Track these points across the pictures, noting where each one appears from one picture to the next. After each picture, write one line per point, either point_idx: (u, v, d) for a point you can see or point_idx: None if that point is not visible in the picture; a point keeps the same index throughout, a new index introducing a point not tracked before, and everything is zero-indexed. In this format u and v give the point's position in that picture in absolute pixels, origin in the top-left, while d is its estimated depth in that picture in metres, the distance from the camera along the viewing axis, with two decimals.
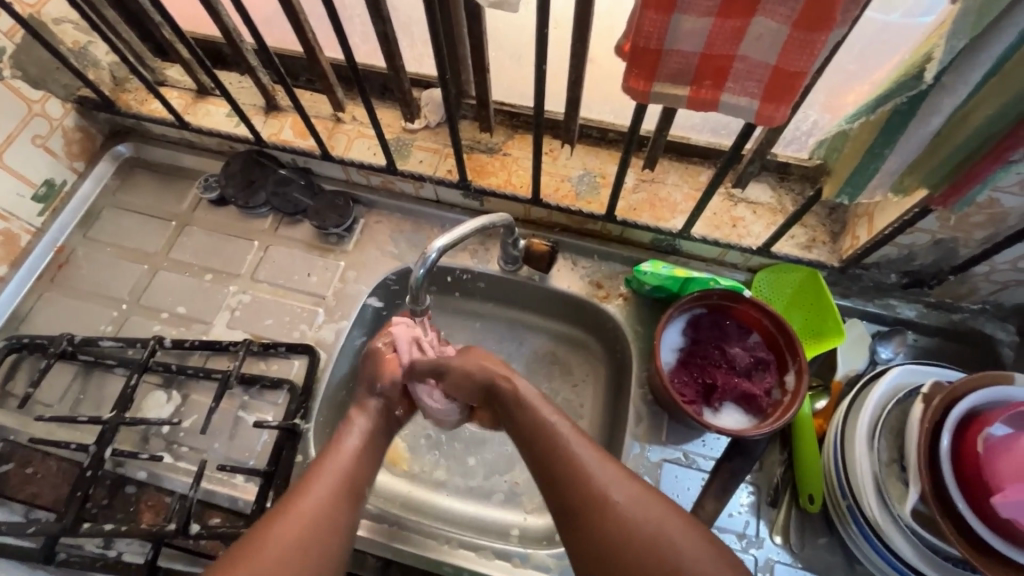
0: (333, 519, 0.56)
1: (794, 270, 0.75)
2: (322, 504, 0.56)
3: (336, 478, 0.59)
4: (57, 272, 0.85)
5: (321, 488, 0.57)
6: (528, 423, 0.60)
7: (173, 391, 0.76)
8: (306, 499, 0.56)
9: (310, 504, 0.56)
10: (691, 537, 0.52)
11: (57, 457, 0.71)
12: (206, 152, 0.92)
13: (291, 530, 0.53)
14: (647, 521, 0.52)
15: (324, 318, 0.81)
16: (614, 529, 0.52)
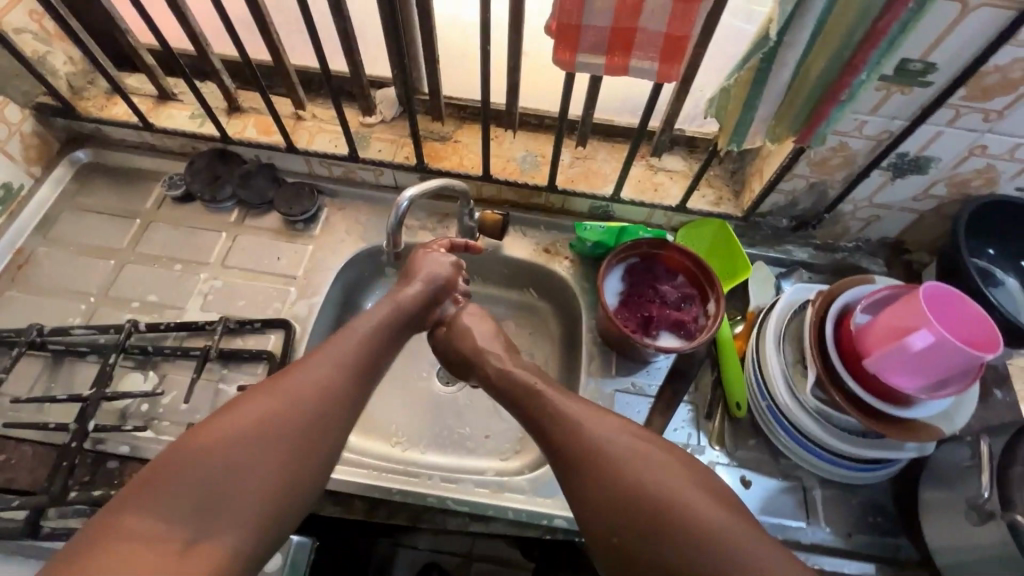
0: (318, 395, 0.55)
1: (710, 222, 0.89)
2: (269, 411, 0.52)
3: (363, 346, 0.62)
4: (17, 271, 0.86)
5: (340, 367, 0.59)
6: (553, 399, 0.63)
7: (149, 371, 0.78)
8: (284, 394, 0.54)
9: (278, 388, 0.55)
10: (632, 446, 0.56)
11: (32, 441, 0.71)
12: (168, 154, 0.97)
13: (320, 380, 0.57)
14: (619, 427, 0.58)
15: (296, 295, 0.86)
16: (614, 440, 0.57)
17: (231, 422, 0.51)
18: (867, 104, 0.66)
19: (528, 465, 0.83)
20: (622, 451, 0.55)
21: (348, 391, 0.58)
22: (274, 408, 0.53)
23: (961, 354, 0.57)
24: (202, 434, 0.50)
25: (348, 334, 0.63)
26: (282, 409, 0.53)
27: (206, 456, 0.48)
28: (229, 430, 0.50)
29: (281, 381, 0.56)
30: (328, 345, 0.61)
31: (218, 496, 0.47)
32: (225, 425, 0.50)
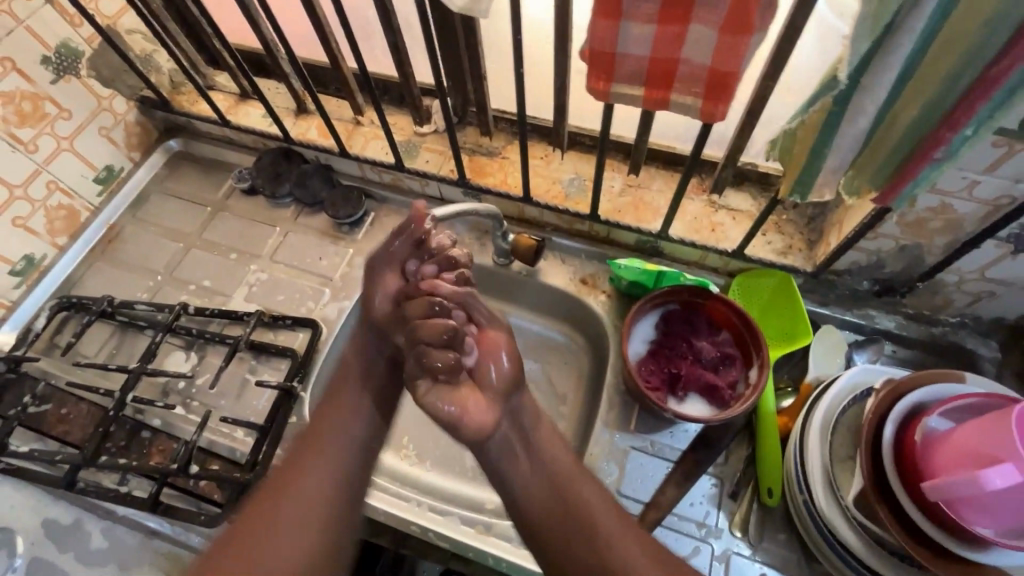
0: (333, 483, 0.55)
1: (786, 282, 0.77)
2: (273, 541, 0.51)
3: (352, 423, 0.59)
4: (107, 245, 0.97)
5: (329, 459, 0.56)
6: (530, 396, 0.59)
7: (192, 352, 0.85)
8: (281, 506, 0.53)
9: (296, 499, 0.53)
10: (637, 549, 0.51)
11: (88, 401, 0.80)
12: (244, 148, 1.04)
13: (306, 498, 0.53)
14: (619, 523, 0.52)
15: (329, 297, 0.89)
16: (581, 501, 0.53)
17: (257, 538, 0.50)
18: (977, 162, 0.53)
19: None
20: (588, 529, 0.52)
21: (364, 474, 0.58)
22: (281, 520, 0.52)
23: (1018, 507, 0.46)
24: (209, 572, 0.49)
25: (345, 411, 0.60)
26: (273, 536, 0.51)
27: (247, 564, 0.49)
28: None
29: (264, 508, 0.52)
30: (328, 418, 0.59)
31: None
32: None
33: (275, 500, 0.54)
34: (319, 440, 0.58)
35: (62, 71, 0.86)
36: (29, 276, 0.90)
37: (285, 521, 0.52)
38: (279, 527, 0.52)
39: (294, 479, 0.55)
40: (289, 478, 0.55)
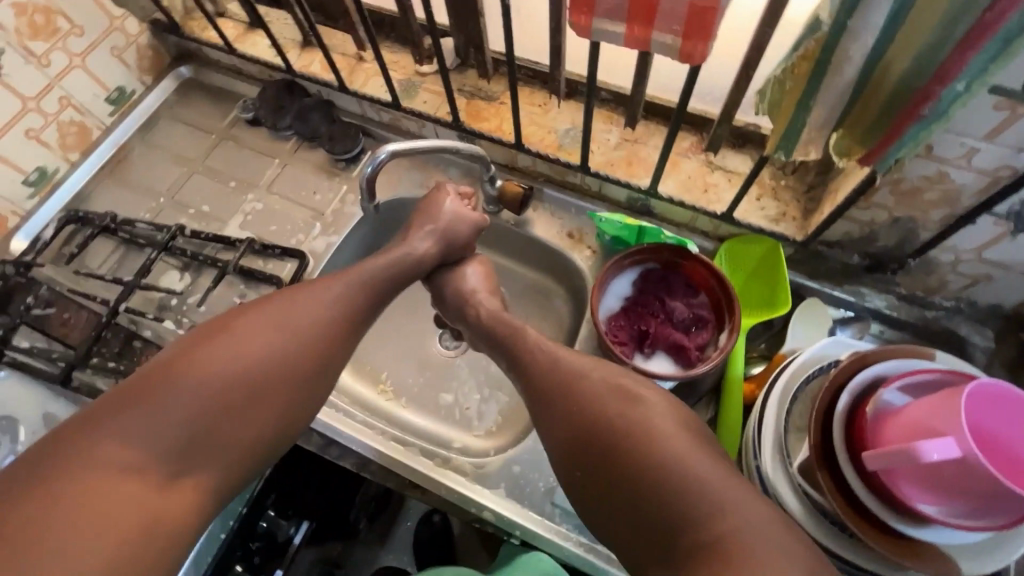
0: (284, 342, 0.58)
1: (774, 249, 0.74)
2: (233, 373, 0.55)
3: (335, 295, 0.64)
4: (116, 165, 1.00)
5: (303, 313, 0.61)
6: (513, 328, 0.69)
7: (187, 273, 0.88)
8: (249, 344, 0.57)
9: (261, 335, 0.58)
10: (649, 418, 0.52)
11: (88, 309, 0.84)
12: (251, 79, 1.05)
13: (262, 342, 0.57)
14: (616, 397, 0.55)
15: (319, 231, 0.91)
16: (597, 411, 0.55)
17: (143, 400, 0.51)
18: (978, 128, 0.50)
19: (494, 449, 0.81)
20: (625, 424, 0.52)
21: (320, 356, 0.60)
22: (244, 360, 0.56)
23: (1014, 500, 0.44)
24: (162, 381, 0.52)
25: (327, 284, 0.64)
26: (232, 368, 0.55)
27: (192, 381, 0.53)
28: (172, 392, 0.51)
29: (220, 342, 0.56)
30: (310, 285, 0.63)
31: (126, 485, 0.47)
32: (180, 389, 0.52)
33: (239, 334, 0.57)
34: (235, 321, 0.59)
35: None
36: (42, 188, 0.94)
37: (238, 358, 0.55)
38: (227, 351, 0.56)
39: (268, 324, 0.59)
40: (264, 321, 0.59)
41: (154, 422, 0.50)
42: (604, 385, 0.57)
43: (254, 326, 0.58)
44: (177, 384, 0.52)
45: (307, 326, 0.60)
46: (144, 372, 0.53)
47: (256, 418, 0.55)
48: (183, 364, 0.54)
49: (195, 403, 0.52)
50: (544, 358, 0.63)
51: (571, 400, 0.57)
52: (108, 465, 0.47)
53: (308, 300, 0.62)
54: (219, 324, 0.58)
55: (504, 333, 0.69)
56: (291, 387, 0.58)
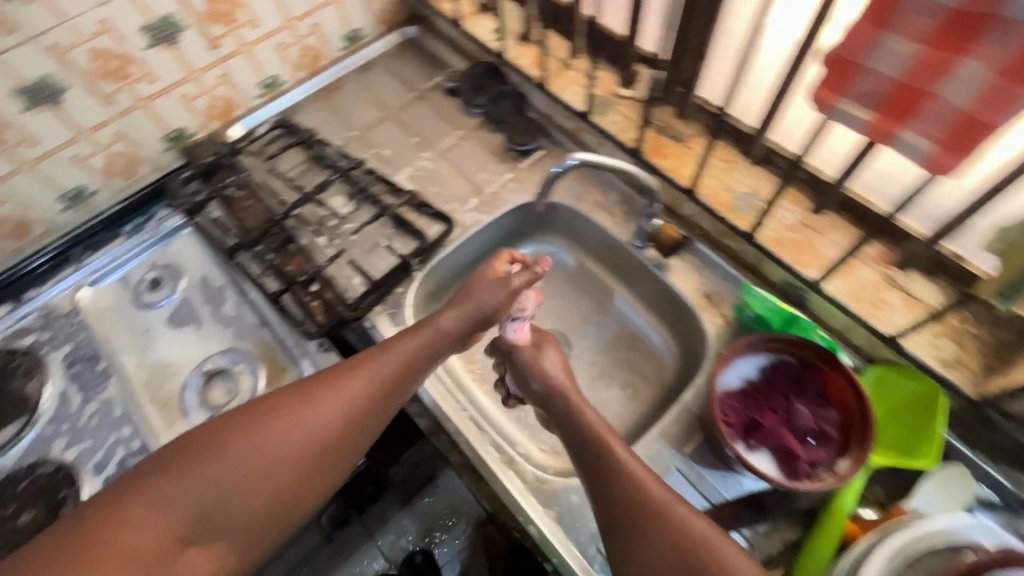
0: (324, 421, 0.61)
1: (935, 395, 0.66)
2: (278, 449, 0.58)
3: (382, 375, 0.65)
4: (328, 92, 1.13)
5: (345, 393, 0.62)
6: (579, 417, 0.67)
7: (351, 202, 0.97)
8: (294, 418, 0.60)
9: (308, 411, 0.60)
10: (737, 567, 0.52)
11: (268, 204, 0.96)
12: (463, 54, 1.13)
13: (310, 417, 0.60)
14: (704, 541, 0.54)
15: (473, 206, 0.96)
16: (661, 556, 0.55)
17: (189, 471, 0.55)
18: None
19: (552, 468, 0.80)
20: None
21: (354, 433, 0.62)
22: (289, 437, 0.59)
23: None
24: (213, 446, 0.57)
25: (381, 358, 0.65)
26: (274, 445, 0.58)
27: (242, 449, 0.57)
28: (223, 460, 0.56)
29: (274, 413, 0.60)
30: (359, 362, 0.65)
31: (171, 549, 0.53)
32: (230, 459, 0.57)
33: (288, 406, 0.61)
34: (290, 397, 0.61)
35: None
36: (269, 92, 1.08)
37: (283, 435, 0.59)
38: (272, 426, 0.59)
39: (315, 400, 0.61)
40: (312, 396, 0.61)
41: (183, 494, 0.55)
42: (688, 521, 0.56)
43: (307, 400, 0.61)
44: (227, 453, 0.57)
45: (375, 380, 0.64)
46: (185, 443, 0.57)
47: (286, 492, 0.59)
48: (237, 434, 0.58)
49: (238, 471, 0.57)
50: (615, 473, 0.61)
51: (648, 530, 0.56)
52: (146, 529, 0.52)
53: (383, 354, 0.65)
54: (277, 394, 0.62)
55: (570, 413, 0.68)
56: (322, 466, 0.61)
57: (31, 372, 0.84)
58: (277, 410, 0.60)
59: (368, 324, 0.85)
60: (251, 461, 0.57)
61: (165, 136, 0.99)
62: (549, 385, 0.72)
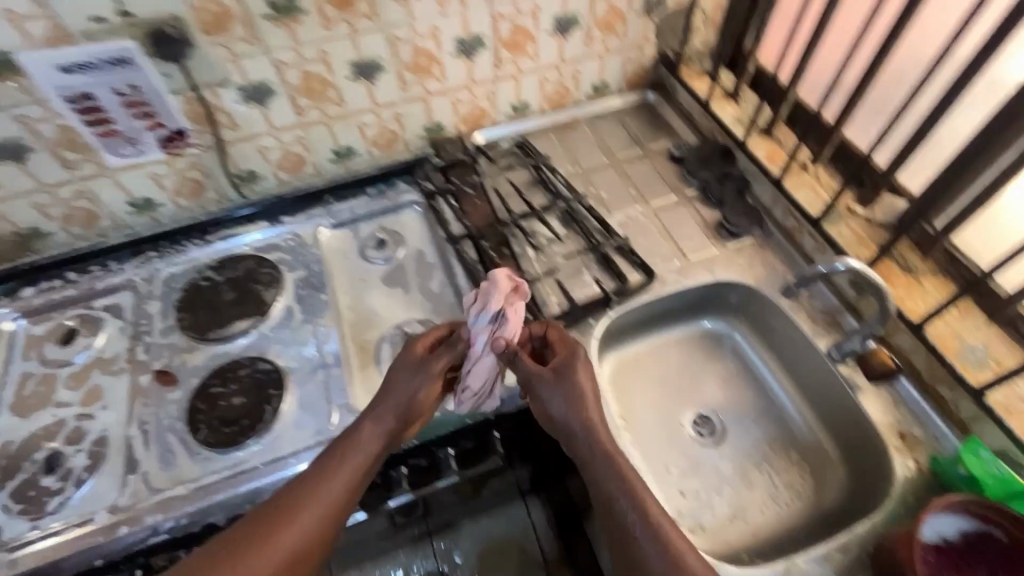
0: (338, 485, 0.70)
1: None
2: (307, 524, 0.68)
3: (372, 444, 0.73)
4: (562, 127, 1.24)
5: (351, 459, 0.72)
6: (583, 440, 0.75)
7: (563, 227, 1.04)
8: (314, 498, 0.69)
9: (314, 489, 0.70)
10: None
11: (491, 207, 1.06)
12: (694, 129, 1.20)
13: (316, 498, 0.69)
14: None
15: (674, 267, 1.00)
16: None
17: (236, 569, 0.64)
18: None
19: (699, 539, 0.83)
20: None
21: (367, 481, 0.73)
22: (308, 514, 0.68)
23: None
24: (252, 549, 0.65)
25: (367, 434, 0.73)
26: (301, 513, 0.68)
27: (267, 544, 0.66)
28: (269, 551, 0.66)
29: (276, 527, 0.67)
30: (348, 441, 0.73)
31: None
32: (269, 545, 0.66)
33: (306, 493, 0.70)
34: (291, 494, 0.69)
35: (647, 9, 1.12)
36: (516, 114, 1.22)
37: (297, 518, 0.68)
38: (292, 518, 0.68)
39: (317, 488, 0.70)
40: (325, 479, 0.71)
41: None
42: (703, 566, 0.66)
43: (315, 485, 0.70)
44: (268, 538, 0.66)
45: (371, 445, 0.73)
46: (218, 555, 0.65)
47: (327, 537, 0.70)
48: (249, 546, 0.65)
49: (286, 543, 0.66)
50: (638, 514, 0.68)
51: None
52: None
53: (357, 450, 0.72)
54: (264, 508, 0.69)
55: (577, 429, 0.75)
56: (345, 509, 0.71)
57: (272, 284, 0.99)
58: (265, 540, 0.66)
59: None
60: (287, 534, 0.67)
61: (427, 126, 1.15)
62: (546, 413, 0.78)
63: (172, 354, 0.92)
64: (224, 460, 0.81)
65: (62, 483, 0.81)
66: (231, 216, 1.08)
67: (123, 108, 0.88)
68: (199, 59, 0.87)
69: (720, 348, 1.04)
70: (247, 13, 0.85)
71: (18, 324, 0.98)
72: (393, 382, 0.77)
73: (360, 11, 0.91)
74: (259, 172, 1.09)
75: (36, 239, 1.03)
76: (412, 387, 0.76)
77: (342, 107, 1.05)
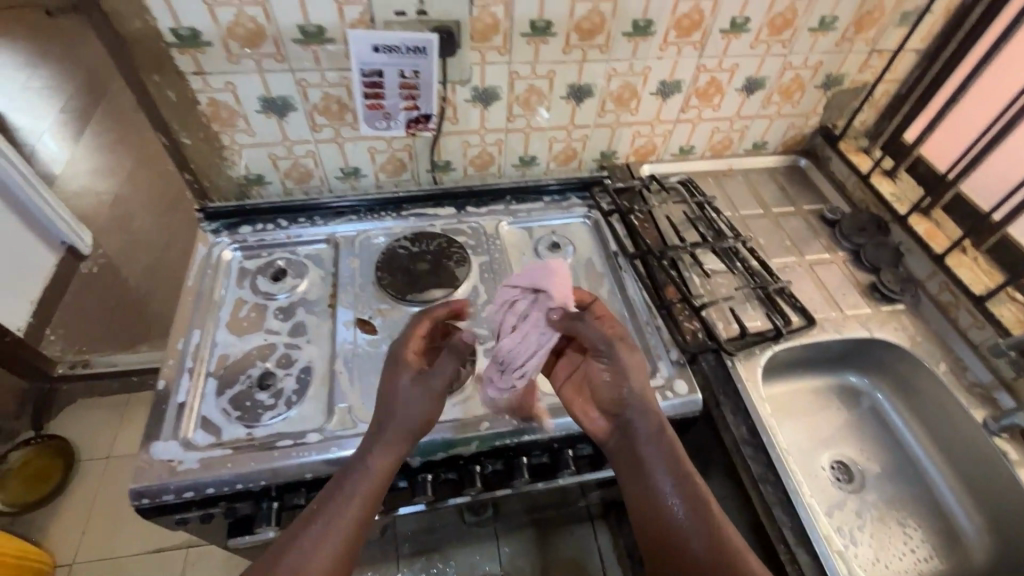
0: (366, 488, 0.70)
1: None
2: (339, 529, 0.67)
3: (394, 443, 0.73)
4: (720, 175, 1.34)
5: (378, 459, 0.72)
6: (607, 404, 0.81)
7: (725, 262, 1.12)
8: (346, 500, 0.69)
9: (348, 490, 0.70)
10: None
11: (660, 232, 1.15)
12: (845, 198, 1.29)
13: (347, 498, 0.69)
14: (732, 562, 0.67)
15: (831, 317, 1.07)
16: None
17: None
18: None
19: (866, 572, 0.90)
20: None
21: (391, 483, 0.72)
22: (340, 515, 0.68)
23: None
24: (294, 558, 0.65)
25: (380, 437, 0.74)
26: (334, 519, 0.68)
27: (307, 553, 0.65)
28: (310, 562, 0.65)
29: (315, 530, 0.67)
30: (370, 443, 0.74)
31: None
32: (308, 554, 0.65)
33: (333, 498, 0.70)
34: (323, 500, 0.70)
35: (827, 84, 1.22)
36: (681, 154, 1.32)
37: (329, 521, 0.67)
38: (326, 521, 0.67)
39: (344, 490, 0.70)
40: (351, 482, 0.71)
41: None
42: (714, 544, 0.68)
43: (342, 490, 0.70)
44: (309, 550, 0.65)
45: (381, 473, 0.72)
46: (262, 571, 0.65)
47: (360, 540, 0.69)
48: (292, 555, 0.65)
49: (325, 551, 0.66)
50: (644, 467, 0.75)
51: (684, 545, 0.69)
52: None
53: (367, 469, 0.71)
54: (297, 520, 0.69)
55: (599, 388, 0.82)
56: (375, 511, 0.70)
57: (463, 262, 1.09)
58: (301, 551, 0.65)
59: (727, 360, 0.96)
60: (322, 542, 0.66)
61: (604, 151, 1.26)
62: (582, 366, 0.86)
63: (372, 307, 1.02)
64: None
65: (275, 400, 0.89)
66: (423, 196, 1.19)
67: (396, 88, 1.01)
68: (456, 59, 1.00)
69: (864, 404, 1.12)
70: (510, 28, 0.98)
71: (234, 255, 1.09)
72: (392, 401, 0.76)
73: (596, 43, 1.03)
74: (454, 163, 1.20)
75: (256, 185, 1.15)
76: (396, 397, 0.76)
77: (545, 121, 1.16)
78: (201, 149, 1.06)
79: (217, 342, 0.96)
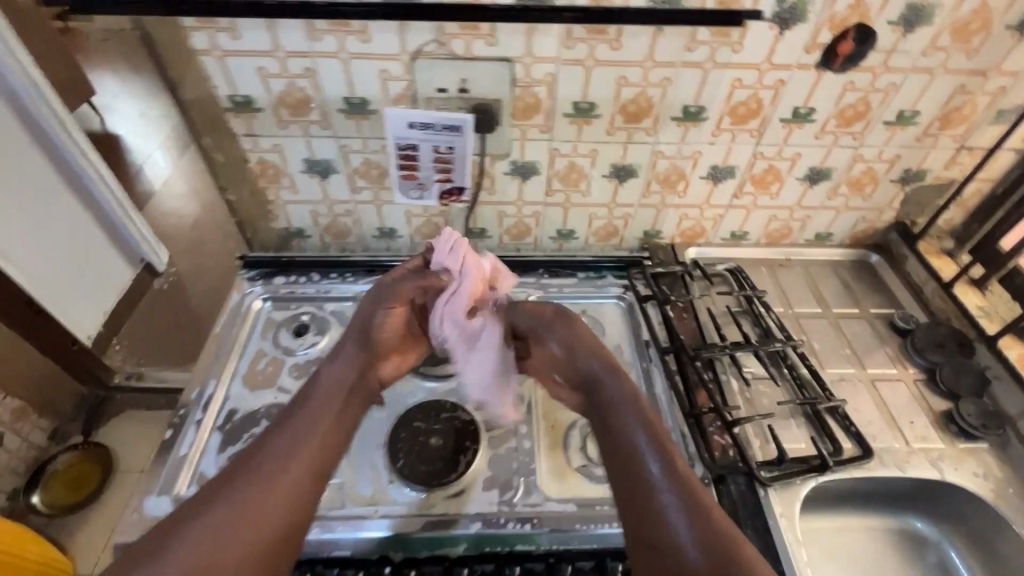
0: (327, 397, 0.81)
1: None
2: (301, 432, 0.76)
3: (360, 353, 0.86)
4: (776, 265, 1.23)
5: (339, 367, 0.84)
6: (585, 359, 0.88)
7: (770, 369, 1.01)
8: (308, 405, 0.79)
9: (311, 397, 0.80)
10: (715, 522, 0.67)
11: (699, 326, 1.06)
12: (922, 305, 1.14)
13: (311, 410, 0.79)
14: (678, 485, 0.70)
15: (894, 448, 0.92)
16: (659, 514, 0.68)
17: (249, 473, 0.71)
18: None
19: None
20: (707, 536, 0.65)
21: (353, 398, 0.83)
22: (301, 427, 0.77)
23: None
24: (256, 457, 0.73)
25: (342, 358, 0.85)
26: (295, 424, 0.77)
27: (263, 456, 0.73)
28: (270, 463, 0.72)
29: (274, 437, 0.75)
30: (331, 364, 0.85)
31: (250, 510, 0.68)
32: (265, 456, 0.73)
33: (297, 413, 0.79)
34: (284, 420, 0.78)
35: (905, 180, 1.11)
36: (732, 240, 1.23)
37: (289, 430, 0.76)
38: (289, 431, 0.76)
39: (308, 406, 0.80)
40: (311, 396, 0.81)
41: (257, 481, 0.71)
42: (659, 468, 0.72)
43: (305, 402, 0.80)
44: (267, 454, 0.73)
45: (338, 390, 0.82)
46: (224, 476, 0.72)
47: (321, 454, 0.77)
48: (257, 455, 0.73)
49: (283, 450, 0.74)
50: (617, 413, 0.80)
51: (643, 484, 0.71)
52: (254, 491, 0.69)
53: (325, 386, 0.82)
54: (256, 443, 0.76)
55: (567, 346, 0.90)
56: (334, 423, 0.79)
57: None
58: (263, 455, 0.73)
59: (760, 488, 0.85)
60: (281, 444, 0.74)
61: (648, 231, 1.20)
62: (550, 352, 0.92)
63: None
64: (414, 495, 0.84)
65: None
66: None
67: (430, 162, 1.01)
68: (497, 135, 0.99)
69: (929, 554, 0.95)
70: (552, 108, 0.96)
71: (264, 305, 1.11)
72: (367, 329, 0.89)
73: (643, 126, 0.99)
74: (489, 231, 1.18)
75: (296, 238, 1.18)
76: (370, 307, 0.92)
77: (585, 198, 1.13)
78: (248, 202, 1.10)
79: (230, 394, 0.97)
